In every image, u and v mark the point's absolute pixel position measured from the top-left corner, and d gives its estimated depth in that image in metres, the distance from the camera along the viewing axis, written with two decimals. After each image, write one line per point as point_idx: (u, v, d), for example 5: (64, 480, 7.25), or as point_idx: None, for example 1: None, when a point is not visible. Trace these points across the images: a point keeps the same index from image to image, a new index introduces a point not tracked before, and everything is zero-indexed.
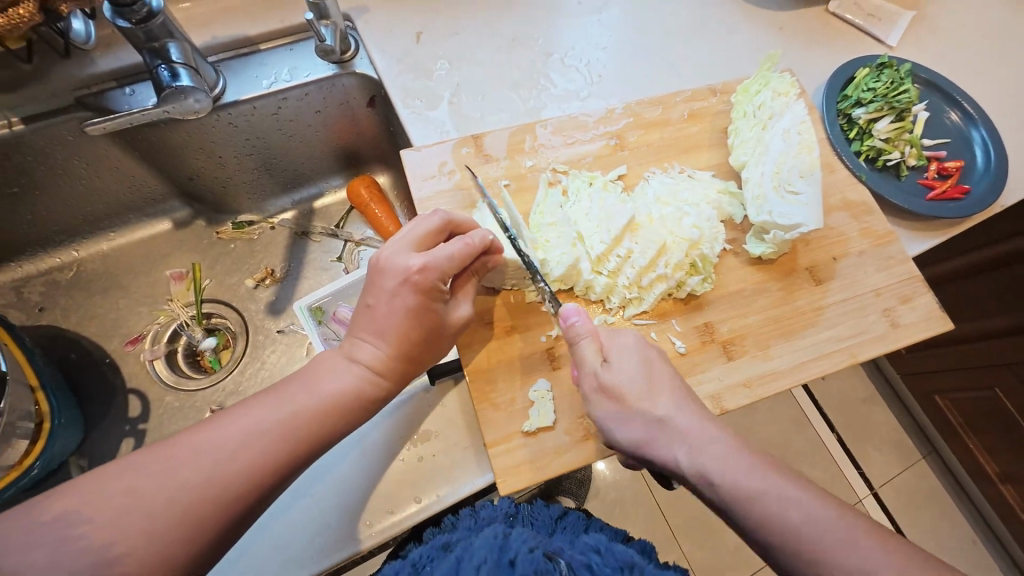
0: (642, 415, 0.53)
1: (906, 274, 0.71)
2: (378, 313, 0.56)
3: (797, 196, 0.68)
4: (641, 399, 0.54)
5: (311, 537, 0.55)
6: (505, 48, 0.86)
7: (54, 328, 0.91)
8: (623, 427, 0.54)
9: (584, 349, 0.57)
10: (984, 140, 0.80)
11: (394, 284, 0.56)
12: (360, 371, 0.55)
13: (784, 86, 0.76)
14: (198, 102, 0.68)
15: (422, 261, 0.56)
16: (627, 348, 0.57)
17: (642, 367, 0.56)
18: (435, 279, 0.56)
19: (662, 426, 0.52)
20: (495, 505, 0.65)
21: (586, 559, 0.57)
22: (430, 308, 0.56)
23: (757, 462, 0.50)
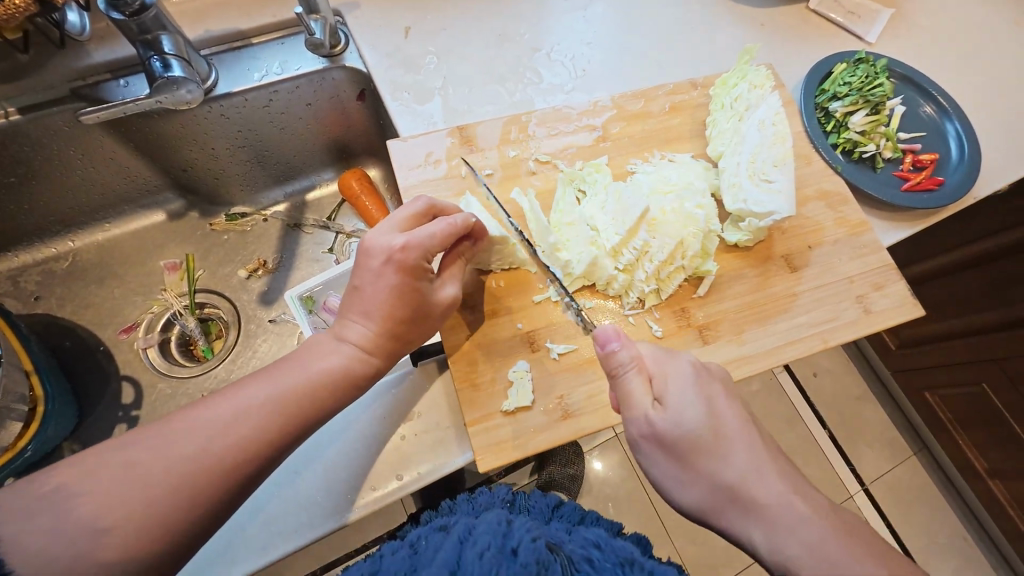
0: (710, 475, 0.52)
1: (878, 263, 0.73)
2: (366, 293, 0.58)
3: (771, 185, 0.70)
4: (710, 449, 0.52)
5: (297, 513, 0.57)
6: (492, 43, 0.88)
7: (49, 316, 0.93)
8: (689, 489, 0.53)
9: (631, 387, 0.55)
10: (958, 133, 0.82)
11: (379, 264, 0.58)
12: (346, 352, 0.57)
13: (759, 79, 0.78)
14: (190, 93, 0.70)
15: (405, 239, 0.57)
16: (683, 384, 0.55)
17: (703, 405, 0.54)
18: (418, 257, 0.58)
19: (732, 487, 0.51)
20: (493, 493, 0.70)
21: (587, 553, 0.56)
22: (414, 286, 0.58)
23: (798, 505, 0.50)
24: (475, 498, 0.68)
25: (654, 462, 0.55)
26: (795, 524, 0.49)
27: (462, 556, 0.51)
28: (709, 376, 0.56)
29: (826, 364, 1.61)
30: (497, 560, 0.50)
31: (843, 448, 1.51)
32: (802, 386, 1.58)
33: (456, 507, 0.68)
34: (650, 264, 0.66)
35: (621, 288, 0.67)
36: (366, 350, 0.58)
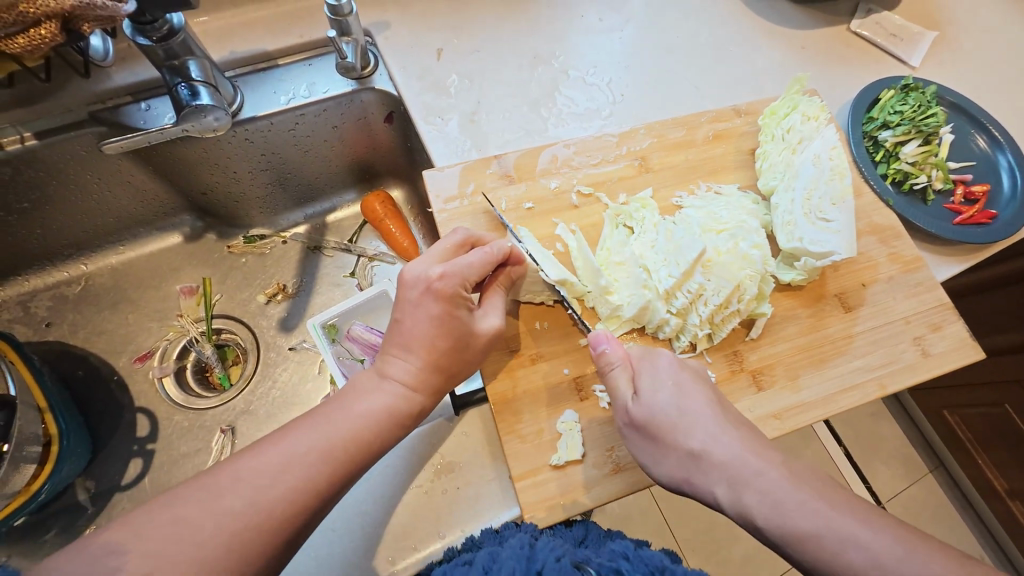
0: (679, 446, 0.52)
1: (934, 302, 0.70)
2: (406, 327, 0.54)
3: (829, 223, 0.66)
4: (681, 425, 0.52)
5: (334, 574, 0.54)
6: (526, 66, 0.85)
7: (61, 343, 0.89)
8: (665, 460, 0.52)
9: (614, 378, 0.56)
10: (1010, 165, 0.80)
11: (417, 294, 0.54)
12: (390, 390, 0.53)
13: (814, 109, 0.74)
14: (217, 120, 0.66)
15: (442, 267, 0.55)
16: (659, 372, 0.56)
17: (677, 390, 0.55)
18: (455, 286, 0.55)
19: (698, 454, 0.51)
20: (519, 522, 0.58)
21: (616, 564, 0.50)
22: (455, 315, 0.55)
23: (773, 472, 0.47)
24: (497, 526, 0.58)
25: (636, 441, 0.55)
26: (761, 482, 0.47)
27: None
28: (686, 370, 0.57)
29: None
30: None
31: (860, 467, 1.49)
32: None
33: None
34: (704, 308, 0.62)
35: (672, 331, 0.63)
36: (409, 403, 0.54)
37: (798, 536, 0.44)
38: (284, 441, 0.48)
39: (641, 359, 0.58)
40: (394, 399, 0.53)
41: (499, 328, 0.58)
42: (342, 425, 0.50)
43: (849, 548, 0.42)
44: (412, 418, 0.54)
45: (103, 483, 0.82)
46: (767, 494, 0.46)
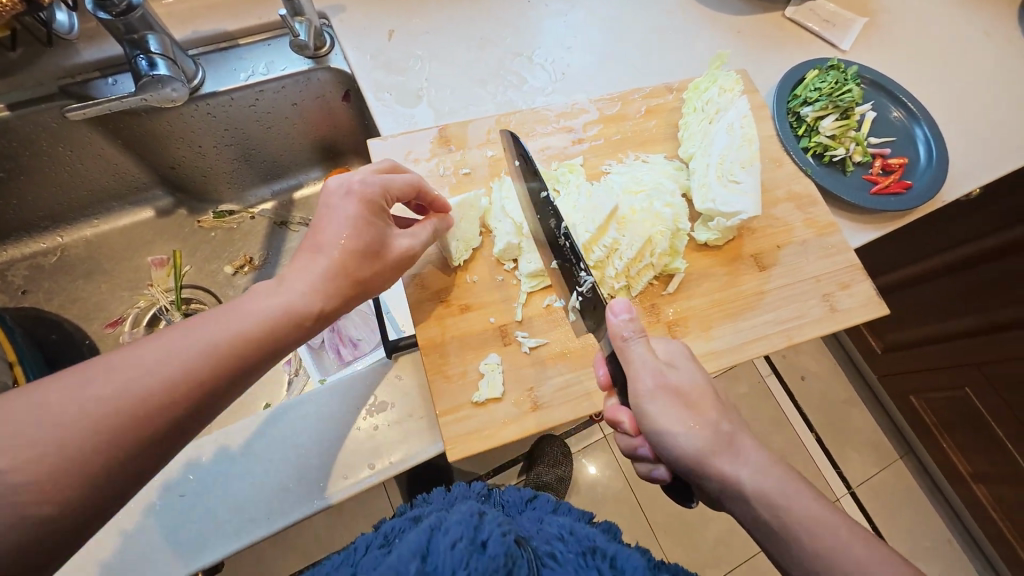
0: (710, 423, 0.53)
1: (844, 263, 0.75)
2: (321, 228, 0.56)
3: (738, 185, 0.72)
4: (709, 404, 0.55)
5: (271, 500, 0.59)
6: (475, 48, 0.90)
7: (36, 310, 0.95)
8: (691, 433, 0.53)
9: (643, 345, 0.56)
10: (926, 138, 0.85)
11: (338, 198, 0.58)
12: (294, 289, 0.53)
13: (729, 83, 0.80)
14: (175, 91, 0.73)
15: (367, 175, 0.60)
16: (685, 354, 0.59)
17: (701, 371, 0.57)
18: (376, 193, 0.59)
19: (731, 435, 0.53)
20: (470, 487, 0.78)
21: (552, 548, 0.61)
22: (373, 218, 0.58)
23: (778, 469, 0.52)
24: (450, 491, 0.74)
25: (654, 408, 0.54)
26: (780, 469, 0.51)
27: (434, 542, 0.53)
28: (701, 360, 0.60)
29: (812, 369, 1.61)
30: (468, 551, 0.52)
31: (831, 452, 1.51)
32: (789, 389, 1.59)
33: (432, 498, 0.74)
34: (619, 261, 0.69)
35: None
36: (321, 310, 0.54)
37: (805, 526, 0.48)
38: (166, 336, 0.46)
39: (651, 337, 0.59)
40: (297, 302, 0.52)
41: (411, 249, 0.62)
42: (240, 322, 0.49)
43: (841, 536, 0.47)
44: (314, 320, 0.53)
45: None
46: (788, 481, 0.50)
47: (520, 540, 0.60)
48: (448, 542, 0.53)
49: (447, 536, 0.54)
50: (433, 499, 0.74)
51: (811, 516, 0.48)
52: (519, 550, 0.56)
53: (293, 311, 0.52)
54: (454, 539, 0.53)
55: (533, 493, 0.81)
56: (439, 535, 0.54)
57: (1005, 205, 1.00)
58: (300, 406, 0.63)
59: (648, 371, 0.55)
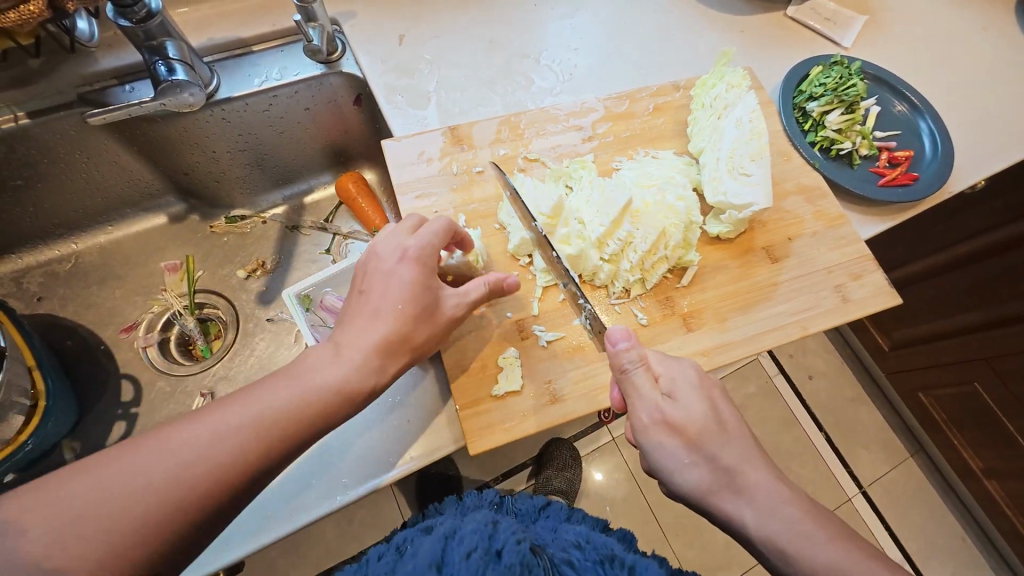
0: (709, 460, 0.54)
1: (855, 254, 0.76)
2: (373, 297, 0.57)
3: (748, 178, 0.73)
4: (709, 440, 0.54)
5: (292, 498, 0.59)
6: (482, 50, 0.92)
7: (51, 316, 0.95)
8: (688, 471, 0.54)
9: (638, 380, 0.56)
10: (930, 130, 0.86)
11: (393, 262, 0.59)
12: (343, 366, 0.54)
13: (737, 79, 0.81)
14: (192, 96, 0.74)
15: (417, 238, 0.60)
16: (688, 382, 0.57)
17: (703, 399, 0.56)
18: (430, 255, 0.59)
19: (731, 472, 0.53)
20: (482, 495, 0.78)
21: (569, 556, 0.61)
22: (427, 287, 0.58)
23: (791, 510, 0.51)
24: (464, 500, 0.76)
25: (651, 443, 0.56)
26: (785, 511, 0.51)
27: (449, 553, 0.55)
28: (711, 381, 0.58)
29: (820, 367, 1.61)
30: (484, 561, 0.53)
31: (841, 451, 1.50)
32: (798, 388, 1.58)
33: (446, 507, 0.76)
34: (634, 254, 0.69)
35: (606, 278, 0.70)
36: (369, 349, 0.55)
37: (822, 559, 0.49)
38: (214, 415, 0.50)
39: (660, 362, 0.58)
40: (348, 376, 0.54)
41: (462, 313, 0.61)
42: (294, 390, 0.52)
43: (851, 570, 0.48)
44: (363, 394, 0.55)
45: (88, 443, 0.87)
46: (792, 526, 0.50)
47: (537, 548, 0.60)
48: (463, 552, 0.55)
49: (462, 546, 0.55)
50: (446, 508, 0.76)
51: (820, 564, 0.49)
52: (534, 558, 0.56)
53: (344, 387, 0.53)
54: (468, 549, 0.55)
55: (546, 501, 0.84)
56: (454, 545, 0.56)
57: (998, 204, 1.02)
58: None
59: (646, 405, 0.56)
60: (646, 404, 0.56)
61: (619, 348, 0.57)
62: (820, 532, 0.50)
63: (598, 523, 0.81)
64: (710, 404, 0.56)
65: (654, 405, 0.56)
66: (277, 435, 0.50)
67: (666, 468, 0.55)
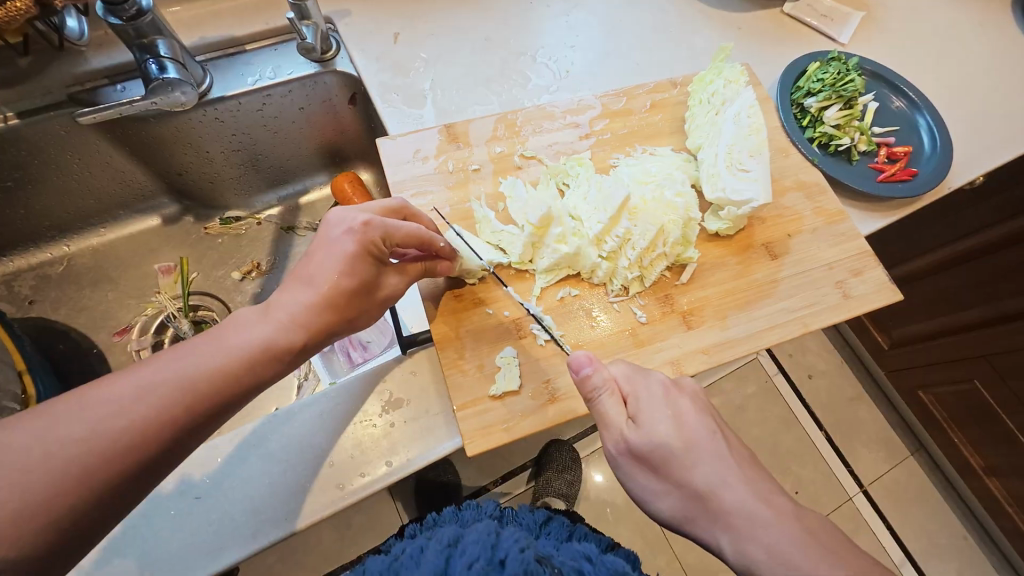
0: (678, 487, 0.51)
1: (856, 250, 0.75)
2: (315, 263, 0.55)
3: (748, 173, 0.73)
4: (672, 463, 0.51)
5: (287, 502, 0.57)
6: (478, 48, 0.91)
7: (43, 320, 0.94)
8: (661, 498, 0.53)
9: (606, 406, 0.55)
10: (929, 125, 0.85)
11: (338, 234, 0.56)
12: (275, 323, 0.52)
13: (734, 74, 0.81)
14: (184, 95, 0.73)
15: (367, 217, 0.57)
16: (652, 400, 0.55)
17: (669, 418, 0.53)
18: (376, 235, 0.57)
19: (703, 497, 0.50)
20: (480, 507, 0.75)
21: (579, 565, 0.63)
22: (364, 262, 0.56)
23: (779, 529, 0.47)
24: (462, 512, 0.73)
25: (625, 471, 0.55)
26: (760, 532, 0.47)
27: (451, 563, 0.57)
28: (680, 393, 0.55)
29: (819, 365, 1.61)
30: (486, 570, 0.55)
31: (840, 449, 1.50)
32: (795, 385, 1.58)
33: (443, 520, 0.73)
34: (632, 251, 0.69)
35: (604, 276, 0.69)
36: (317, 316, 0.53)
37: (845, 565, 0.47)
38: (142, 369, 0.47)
39: (630, 381, 0.57)
40: (277, 335, 0.52)
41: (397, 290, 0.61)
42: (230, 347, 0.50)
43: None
44: (293, 353, 0.53)
45: None
46: (773, 550, 0.46)
47: (543, 557, 0.61)
48: (465, 563, 0.56)
49: (464, 558, 0.57)
50: (444, 520, 0.73)
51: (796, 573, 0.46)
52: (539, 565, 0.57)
53: (271, 347, 0.51)
54: (470, 559, 0.57)
55: (546, 516, 0.80)
56: (457, 555, 0.58)
57: (996, 201, 1.02)
58: (314, 404, 0.62)
59: (612, 432, 0.55)
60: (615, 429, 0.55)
61: (584, 374, 0.56)
62: (803, 553, 0.46)
63: (600, 542, 0.78)
64: (676, 421, 0.53)
65: (620, 431, 0.54)
66: (213, 389, 0.48)
67: (642, 495, 0.54)
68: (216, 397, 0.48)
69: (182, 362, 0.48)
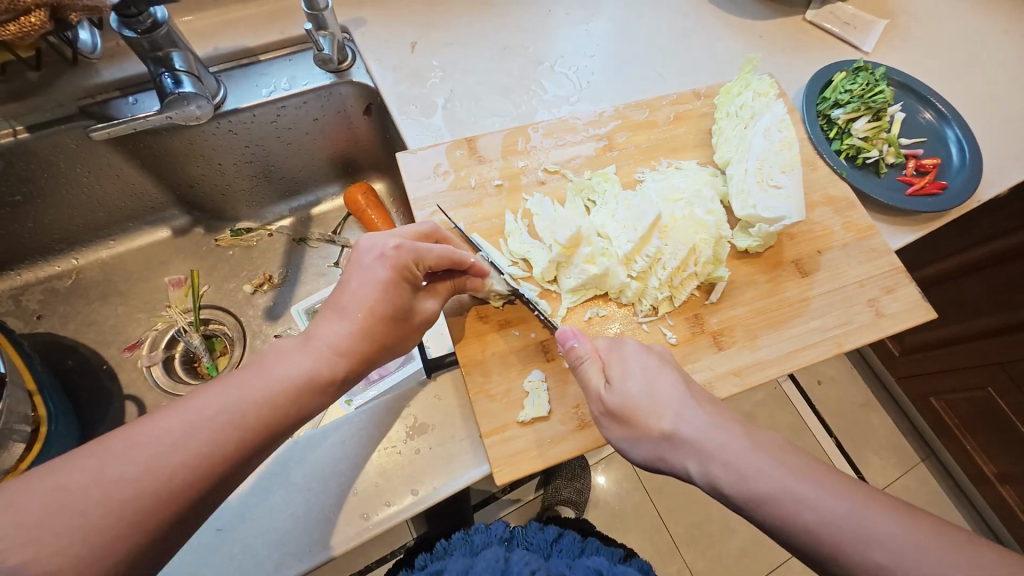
0: (647, 431, 0.52)
1: (887, 266, 0.73)
2: (350, 290, 0.55)
3: (780, 190, 0.71)
4: (644, 411, 0.52)
5: (312, 533, 0.55)
6: (495, 57, 0.89)
7: (51, 335, 0.92)
8: (632, 442, 0.53)
9: (586, 370, 0.57)
10: (957, 137, 0.84)
11: (370, 260, 0.56)
12: (316, 352, 0.52)
13: (764, 87, 0.80)
14: (200, 108, 0.71)
15: (398, 240, 0.57)
16: (627, 361, 0.56)
17: (641, 376, 0.54)
18: (408, 259, 0.56)
19: (670, 438, 0.50)
20: (490, 530, 0.73)
21: None
22: (399, 286, 0.56)
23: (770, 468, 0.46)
24: (472, 537, 0.71)
25: (608, 432, 0.56)
26: (747, 473, 0.46)
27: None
28: (656, 356, 0.57)
29: (832, 373, 1.59)
30: None
31: (852, 457, 1.47)
32: (807, 391, 1.56)
33: (452, 548, 0.70)
34: (662, 271, 0.68)
35: (634, 295, 0.68)
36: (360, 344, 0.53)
37: None
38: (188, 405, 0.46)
39: (610, 350, 0.59)
40: (319, 368, 0.51)
41: (433, 313, 0.60)
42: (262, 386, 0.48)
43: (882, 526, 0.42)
44: (335, 385, 0.52)
45: None
46: (743, 478, 0.46)
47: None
48: None
49: None
50: (453, 546, 0.70)
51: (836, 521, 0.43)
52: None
53: (318, 378, 0.51)
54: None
55: (556, 533, 0.77)
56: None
57: (1004, 213, 1.00)
58: (337, 430, 0.60)
59: (591, 395, 0.57)
60: (594, 392, 0.57)
61: (569, 345, 0.59)
62: (796, 483, 0.45)
63: (613, 554, 0.74)
64: (649, 378, 0.54)
65: (598, 393, 0.56)
66: (250, 429, 0.47)
67: (623, 451, 0.55)
68: (262, 430, 0.47)
69: (218, 398, 0.47)
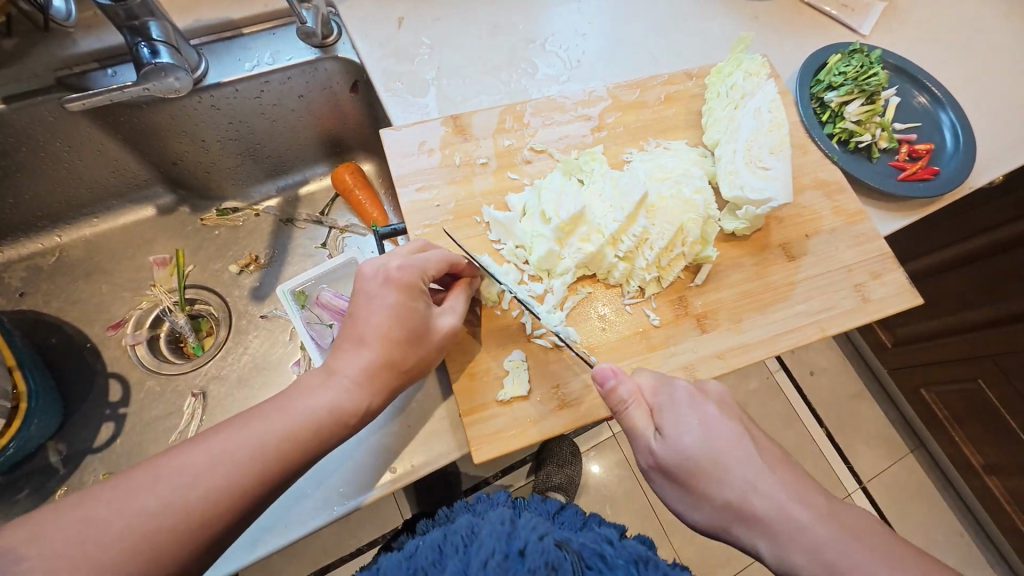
0: (711, 500, 0.52)
1: (876, 252, 0.73)
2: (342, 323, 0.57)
3: (767, 171, 0.71)
4: (709, 478, 0.52)
5: (287, 510, 0.58)
6: (484, 35, 0.87)
7: (34, 313, 0.91)
8: (692, 510, 0.53)
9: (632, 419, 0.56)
10: (952, 122, 0.82)
11: (376, 285, 0.57)
12: None
13: (755, 67, 0.79)
14: (178, 81, 0.70)
15: (351, 308, 0.57)
16: (678, 410, 0.55)
17: (699, 422, 0.54)
18: (414, 277, 0.57)
19: (736, 506, 0.51)
20: (491, 497, 0.74)
21: (599, 548, 0.58)
22: (359, 343, 0.55)
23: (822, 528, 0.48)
24: (473, 504, 0.72)
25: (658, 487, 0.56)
26: (797, 535, 0.48)
27: (467, 563, 0.53)
28: (706, 400, 0.55)
29: (822, 363, 1.57)
30: (505, 568, 0.52)
31: (841, 447, 1.48)
32: (799, 381, 1.55)
33: (454, 514, 0.72)
34: (650, 251, 0.67)
35: (621, 276, 0.68)
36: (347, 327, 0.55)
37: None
38: None
39: (655, 390, 0.57)
40: None
41: (454, 328, 0.60)
42: None
43: None
44: (320, 383, 0.53)
45: (75, 446, 0.84)
46: (812, 552, 0.47)
47: (562, 543, 0.58)
48: (482, 559, 0.53)
49: (480, 553, 0.53)
50: (455, 511, 0.72)
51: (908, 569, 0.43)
52: (558, 554, 0.54)
53: (327, 406, 0.52)
54: (486, 556, 0.53)
55: (558, 505, 0.78)
56: (472, 551, 0.54)
57: (1004, 201, 0.99)
58: None
59: (641, 447, 0.56)
60: (642, 443, 0.56)
61: (609, 387, 0.56)
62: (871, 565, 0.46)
63: (617, 526, 0.73)
64: (704, 431, 0.53)
65: (647, 445, 0.55)
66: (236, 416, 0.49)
67: (673, 505, 0.55)
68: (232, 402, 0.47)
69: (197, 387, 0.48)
